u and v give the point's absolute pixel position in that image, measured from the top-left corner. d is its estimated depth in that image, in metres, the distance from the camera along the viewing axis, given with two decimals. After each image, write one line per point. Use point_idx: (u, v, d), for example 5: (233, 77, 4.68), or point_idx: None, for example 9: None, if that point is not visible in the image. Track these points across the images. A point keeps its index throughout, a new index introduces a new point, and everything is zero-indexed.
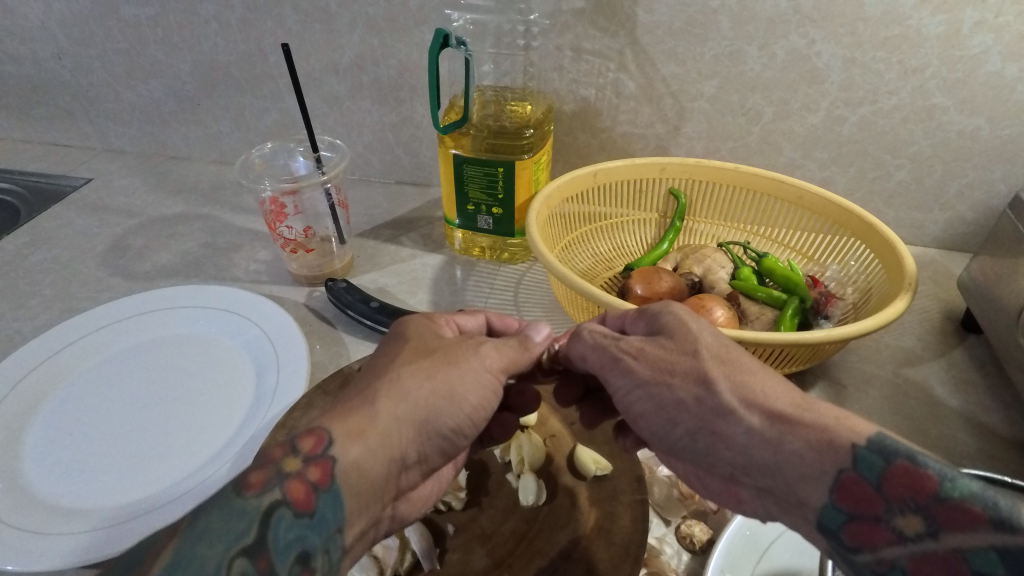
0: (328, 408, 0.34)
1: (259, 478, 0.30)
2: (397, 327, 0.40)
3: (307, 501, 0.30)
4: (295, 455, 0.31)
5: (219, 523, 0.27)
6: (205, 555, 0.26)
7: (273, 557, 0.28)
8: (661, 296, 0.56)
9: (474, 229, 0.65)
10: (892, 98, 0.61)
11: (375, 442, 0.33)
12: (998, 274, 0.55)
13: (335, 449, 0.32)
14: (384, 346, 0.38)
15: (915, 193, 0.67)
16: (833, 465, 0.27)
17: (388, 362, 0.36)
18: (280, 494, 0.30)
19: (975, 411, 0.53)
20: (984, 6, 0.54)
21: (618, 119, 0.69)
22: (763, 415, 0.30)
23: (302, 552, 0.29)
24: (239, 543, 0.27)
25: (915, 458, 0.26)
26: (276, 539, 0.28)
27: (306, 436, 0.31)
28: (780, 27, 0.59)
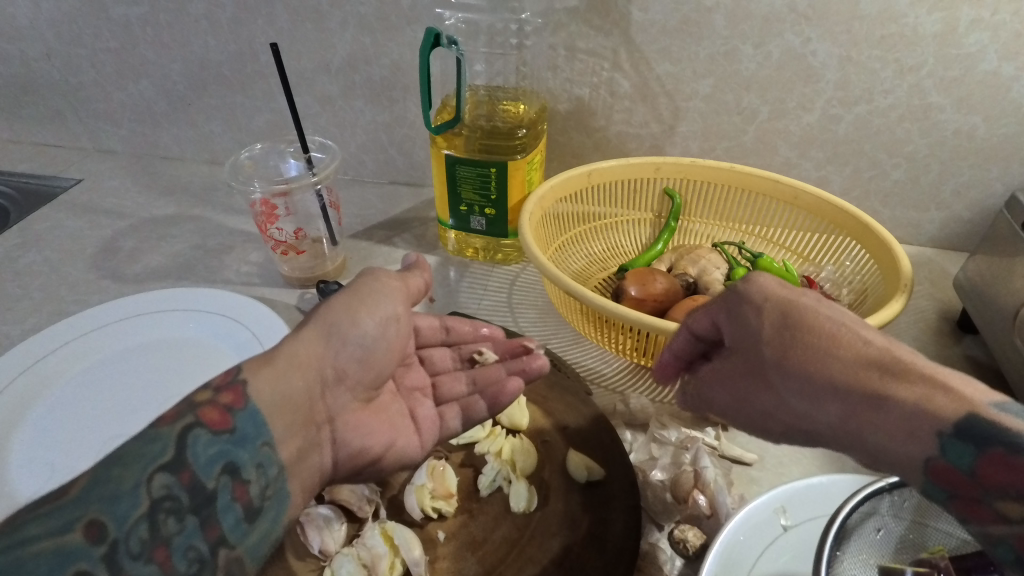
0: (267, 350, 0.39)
1: (170, 412, 0.33)
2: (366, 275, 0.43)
3: (223, 421, 0.34)
4: (211, 394, 0.35)
5: (133, 450, 0.30)
6: (121, 476, 0.29)
7: (194, 471, 0.31)
8: (656, 297, 0.56)
9: (467, 230, 0.64)
10: (888, 97, 0.61)
11: (279, 369, 0.38)
12: (994, 274, 0.55)
13: (244, 375, 0.36)
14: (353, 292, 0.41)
15: (911, 192, 0.67)
16: (919, 453, 0.27)
17: (345, 315, 0.40)
18: (192, 419, 0.33)
19: None
20: (981, 5, 0.54)
21: (612, 118, 0.68)
22: (836, 410, 0.29)
23: (228, 464, 0.33)
24: (158, 463, 0.30)
25: (1005, 439, 0.25)
26: (196, 456, 0.32)
27: (226, 394, 0.35)
28: (775, 25, 0.59)
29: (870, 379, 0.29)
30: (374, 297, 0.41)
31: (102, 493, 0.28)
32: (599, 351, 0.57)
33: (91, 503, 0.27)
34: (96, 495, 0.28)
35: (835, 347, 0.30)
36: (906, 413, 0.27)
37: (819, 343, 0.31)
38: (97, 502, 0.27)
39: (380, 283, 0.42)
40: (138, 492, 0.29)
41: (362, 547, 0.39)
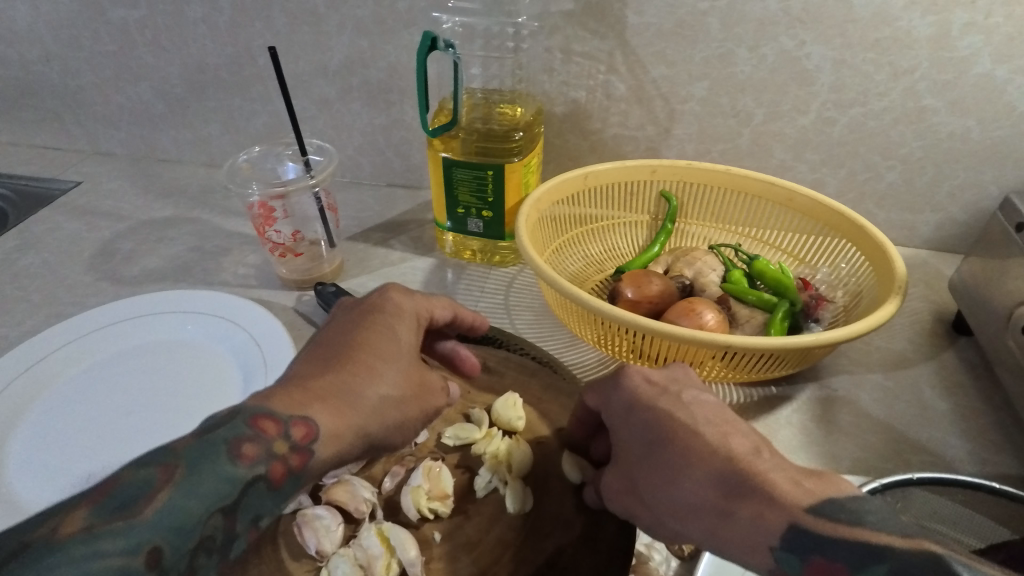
0: (292, 391, 0.34)
1: (251, 450, 0.30)
2: (394, 300, 0.42)
3: (283, 477, 0.31)
4: (284, 438, 0.31)
5: (208, 479, 0.27)
6: (191, 507, 0.26)
7: (239, 517, 0.28)
8: (652, 300, 0.56)
9: (465, 232, 0.65)
10: (882, 99, 0.61)
11: (347, 437, 0.34)
12: (989, 276, 0.55)
13: (318, 444, 0.32)
14: (381, 317, 0.40)
15: (906, 194, 0.67)
16: (763, 562, 0.29)
17: (357, 343, 0.38)
18: (263, 469, 0.30)
19: (965, 413, 0.53)
20: (973, 8, 0.54)
21: (608, 121, 0.68)
22: (693, 508, 0.32)
23: (255, 517, 0.29)
24: (220, 502, 0.27)
25: (824, 552, 0.28)
26: (248, 506, 0.29)
27: (297, 426, 0.32)
28: (769, 29, 0.59)
29: (715, 495, 0.31)
30: (391, 323, 0.40)
31: (172, 522, 0.25)
32: (595, 353, 0.57)
33: (161, 527, 0.25)
34: (167, 521, 0.25)
35: (691, 462, 0.32)
36: (749, 522, 0.29)
37: (676, 463, 0.33)
38: (166, 530, 0.25)
39: (402, 324, 0.40)
40: (196, 528, 0.26)
41: (359, 547, 0.39)
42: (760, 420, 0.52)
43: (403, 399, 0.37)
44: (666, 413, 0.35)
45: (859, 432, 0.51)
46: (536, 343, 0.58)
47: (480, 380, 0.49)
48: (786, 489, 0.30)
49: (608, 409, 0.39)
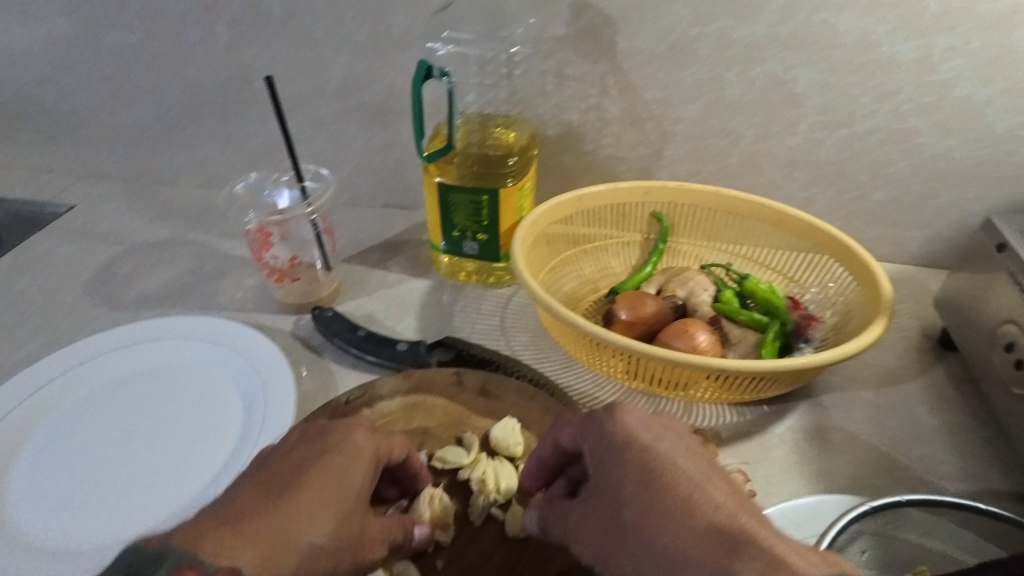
0: (228, 528, 0.33)
1: None
2: (356, 440, 0.40)
3: None
4: None
5: None
6: None
7: None
8: (646, 320, 0.57)
9: (460, 253, 0.65)
10: (868, 121, 0.63)
11: None
12: (973, 293, 0.56)
13: None
14: (334, 456, 0.38)
15: (893, 212, 0.68)
16: None
17: (305, 480, 0.37)
18: None
19: (954, 429, 0.54)
20: (953, 34, 0.56)
21: (601, 142, 0.69)
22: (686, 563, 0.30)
23: None
24: None
25: None
26: None
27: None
28: (757, 53, 0.60)
29: (715, 555, 0.29)
30: (344, 466, 0.38)
31: None
32: (591, 373, 0.58)
33: None
34: None
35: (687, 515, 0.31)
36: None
37: (673, 510, 0.32)
38: None
39: (359, 471, 0.38)
40: None
41: None
42: (754, 439, 0.52)
43: (333, 556, 0.35)
44: (664, 458, 0.35)
45: (850, 450, 0.52)
46: (533, 365, 0.59)
47: (479, 404, 0.49)
48: (787, 551, 0.28)
49: (591, 445, 0.37)
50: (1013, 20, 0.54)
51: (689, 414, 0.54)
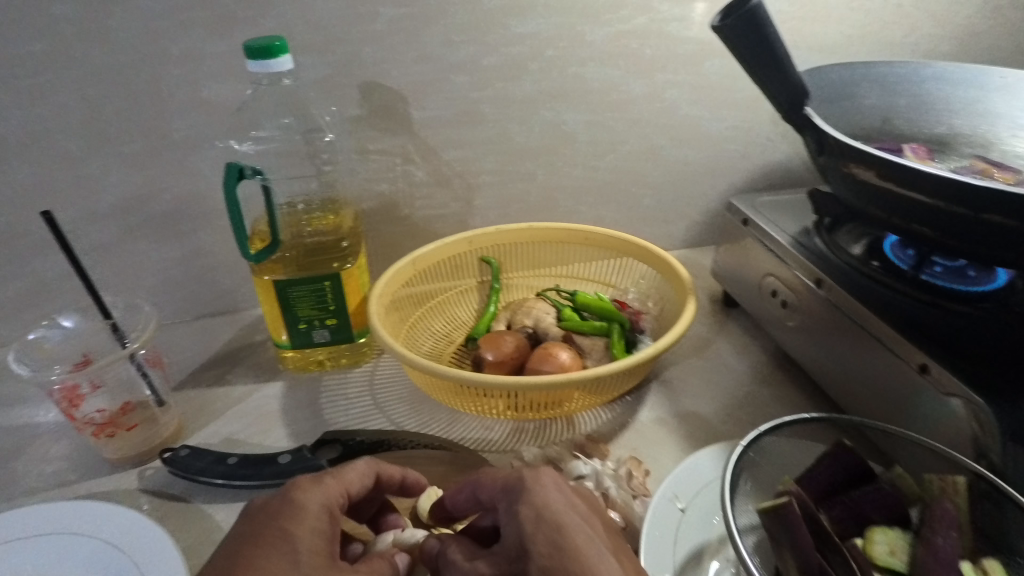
0: None
1: None
2: (297, 496, 0.39)
3: None
4: None
5: None
6: None
7: None
8: (511, 354, 0.62)
9: (310, 345, 0.63)
10: (626, 145, 0.76)
11: None
12: (738, 260, 0.71)
13: None
14: (276, 522, 0.38)
15: (663, 211, 0.83)
16: None
17: (252, 550, 0.36)
18: None
19: (762, 366, 0.67)
20: (665, 71, 0.72)
21: (416, 205, 0.73)
22: None
23: None
24: None
25: None
26: None
27: None
28: (531, 106, 0.70)
29: None
30: (285, 527, 0.38)
31: None
32: (477, 420, 0.60)
33: None
34: None
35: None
36: None
37: None
38: None
39: (305, 520, 0.38)
40: None
41: None
42: (630, 428, 0.59)
43: None
44: (576, 527, 0.36)
45: (700, 410, 0.61)
46: (420, 429, 0.59)
47: (393, 485, 0.49)
48: None
49: (508, 503, 0.39)
50: (702, 55, 0.72)
51: (573, 426, 0.59)
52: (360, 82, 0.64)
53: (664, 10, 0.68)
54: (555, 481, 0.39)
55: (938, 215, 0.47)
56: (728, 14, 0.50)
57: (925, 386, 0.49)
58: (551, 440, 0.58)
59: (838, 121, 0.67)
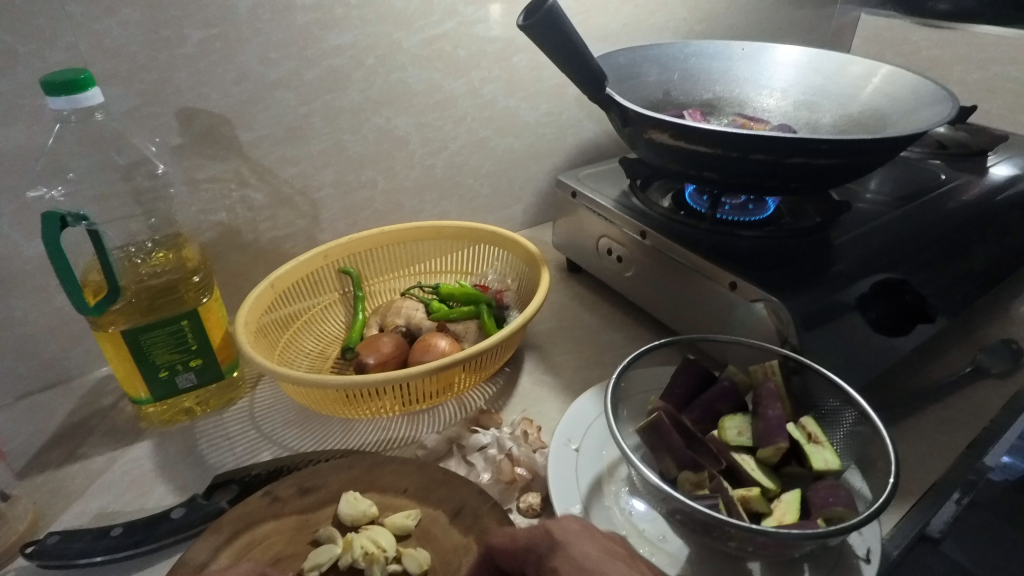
0: None
1: None
2: None
3: None
4: None
5: None
6: None
7: None
8: (391, 354, 0.64)
9: (175, 392, 0.59)
10: (456, 141, 0.81)
11: None
12: (574, 230, 0.80)
13: None
14: None
15: (500, 198, 0.90)
16: None
17: None
18: None
19: (611, 316, 0.76)
20: (480, 68, 0.78)
21: (260, 229, 0.71)
22: None
23: None
24: None
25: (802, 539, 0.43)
26: None
27: None
28: (361, 114, 0.71)
29: None
30: None
31: None
32: (373, 424, 0.61)
33: None
34: None
35: None
36: None
37: None
38: None
39: None
40: None
41: None
42: (514, 395, 0.64)
43: None
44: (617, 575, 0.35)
45: (570, 365, 0.68)
46: (316, 446, 0.58)
47: (308, 502, 0.48)
48: None
49: (538, 560, 0.38)
50: (510, 51, 0.79)
51: (465, 405, 0.63)
52: (177, 110, 0.61)
53: (469, 14, 0.73)
54: (580, 530, 0.39)
55: (719, 161, 0.58)
56: (530, 14, 0.56)
57: (735, 298, 0.61)
58: (447, 422, 0.61)
59: (630, 97, 0.78)
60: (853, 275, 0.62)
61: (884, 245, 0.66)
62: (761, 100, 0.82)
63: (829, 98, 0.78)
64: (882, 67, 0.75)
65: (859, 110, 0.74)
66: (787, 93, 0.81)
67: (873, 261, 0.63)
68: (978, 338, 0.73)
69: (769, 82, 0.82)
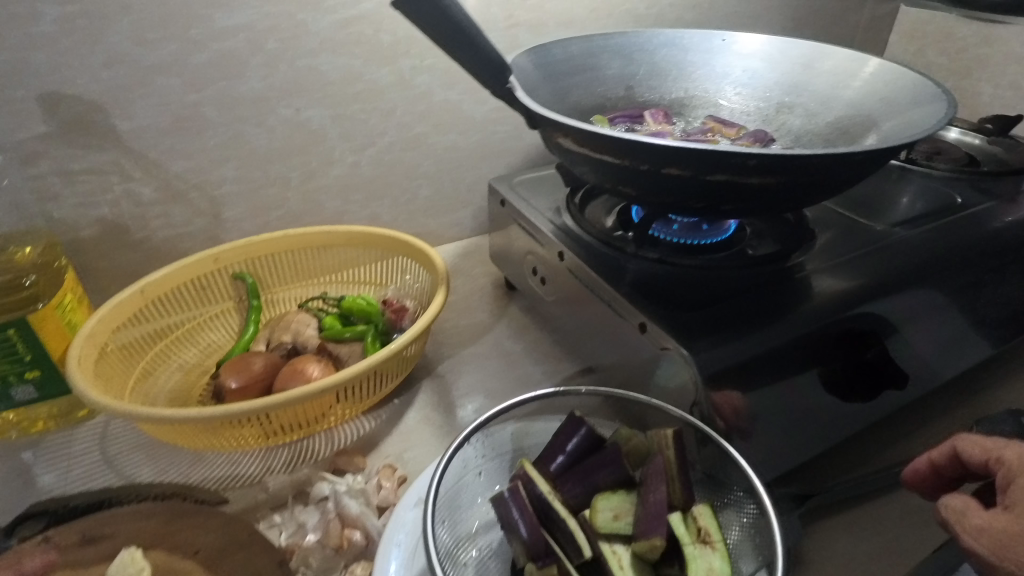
0: None
1: None
2: None
3: None
4: None
5: None
6: None
7: None
8: (260, 377, 0.56)
9: (16, 404, 0.55)
10: (385, 136, 0.72)
11: None
12: (506, 243, 0.70)
13: None
14: None
15: (443, 201, 0.80)
16: None
17: None
18: None
19: (535, 344, 0.66)
20: (410, 56, 0.69)
21: (152, 227, 0.65)
22: None
23: None
24: None
25: None
26: None
27: None
28: (263, 104, 0.64)
29: None
30: None
31: None
32: (223, 456, 0.54)
33: None
34: None
35: None
36: None
37: None
38: None
39: None
40: None
41: None
42: (393, 432, 0.56)
43: None
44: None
45: (469, 400, 0.59)
46: (153, 479, 0.52)
47: (88, 552, 0.42)
48: None
49: (1003, 475, 0.36)
50: None
51: (333, 441, 0.55)
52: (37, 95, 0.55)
53: None
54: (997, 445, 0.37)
55: (630, 174, 0.47)
56: None
57: (648, 344, 0.50)
58: (304, 462, 0.53)
59: (581, 100, 0.68)
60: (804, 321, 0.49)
61: (858, 282, 0.52)
62: (740, 99, 0.70)
63: (816, 96, 0.65)
64: (874, 60, 0.62)
65: (848, 112, 0.62)
66: (767, 90, 0.69)
67: (839, 303, 0.50)
68: (987, 403, 0.59)
69: (747, 78, 0.70)
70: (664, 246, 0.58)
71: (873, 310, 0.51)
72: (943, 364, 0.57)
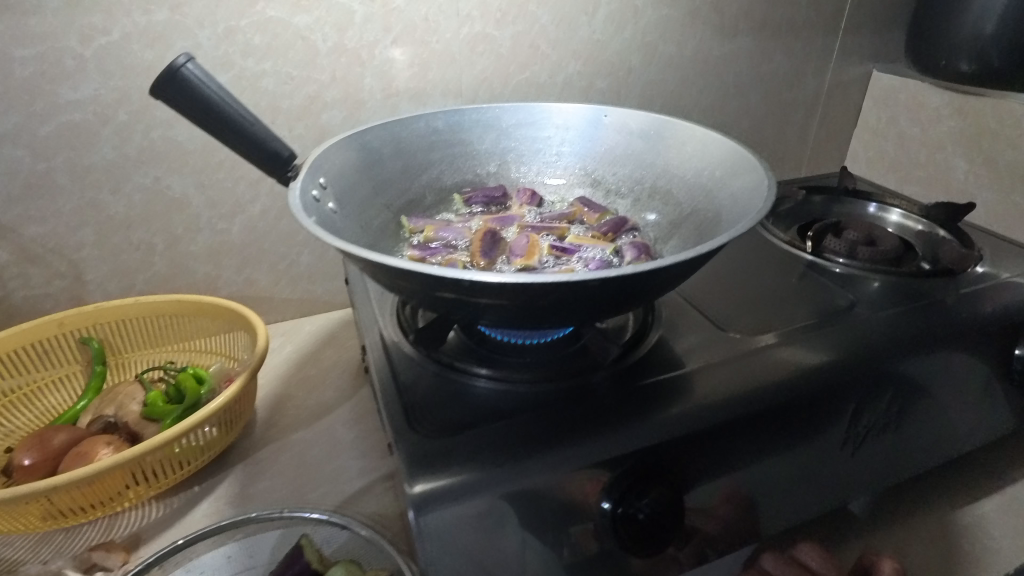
0: None
1: None
2: None
3: None
4: None
5: None
6: None
7: None
8: (54, 455, 0.55)
9: None
10: (256, 204, 0.71)
11: None
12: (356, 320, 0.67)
13: None
14: None
15: (326, 266, 0.78)
16: None
17: None
18: None
19: (367, 434, 0.62)
20: (276, 126, 0.68)
21: (9, 287, 0.66)
22: None
23: None
24: None
25: None
26: None
27: None
28: (118, 173, 0.64)
29: None
30: None
31: None
32: None
33: None
34: None
35: None
36: None
37: None
38: None
39: None
40: None
41: None
42: (174, 526, 0.53)
43: None
44: None
45: (267, 495, 0.56)
46: None
47: None
48: None
49: None
50: (314, 107, 0.68)
51: (108, 530, 0.53)
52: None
53: (250, 67, 0.64)
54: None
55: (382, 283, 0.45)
56: (163, 78, 0.43)
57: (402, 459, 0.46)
58: (70, 552, 0.51)
59: (446, 182, 0.65)
60: (754, 396, 0.48)
61: (773, 372, 0.49)
62: (611, 179, 0.66)
63: (677, 183, 0.60)
64: (726, 142, 0.56)
65: (701, 206, 0.57)
66: (636, 171, 0.64)
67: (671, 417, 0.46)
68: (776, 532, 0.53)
69: (618, 156, 0.65)
70: (471, 358, 0.51)
71: (806, 396, 0.49)
72: (907, 446, 0.57)
